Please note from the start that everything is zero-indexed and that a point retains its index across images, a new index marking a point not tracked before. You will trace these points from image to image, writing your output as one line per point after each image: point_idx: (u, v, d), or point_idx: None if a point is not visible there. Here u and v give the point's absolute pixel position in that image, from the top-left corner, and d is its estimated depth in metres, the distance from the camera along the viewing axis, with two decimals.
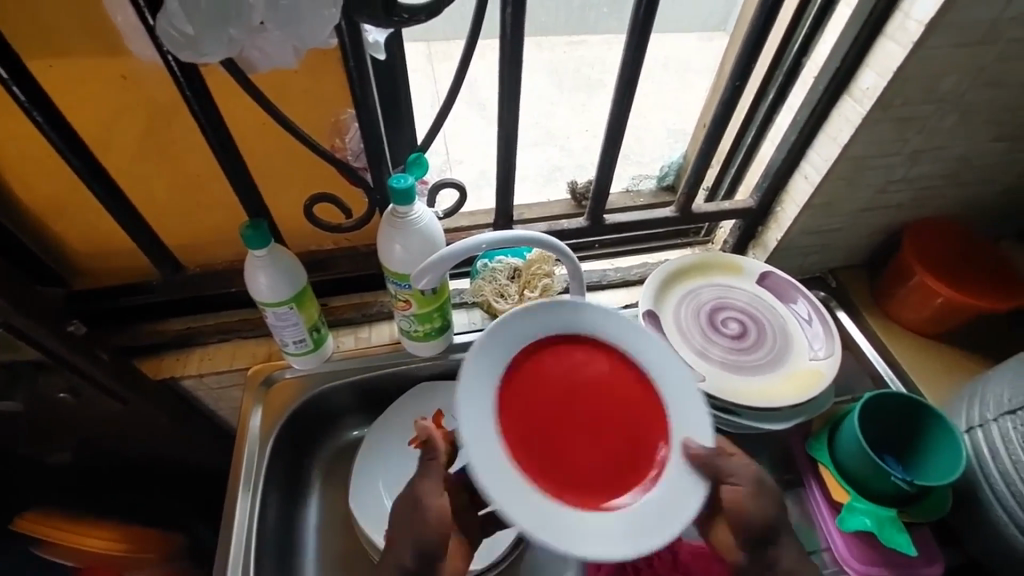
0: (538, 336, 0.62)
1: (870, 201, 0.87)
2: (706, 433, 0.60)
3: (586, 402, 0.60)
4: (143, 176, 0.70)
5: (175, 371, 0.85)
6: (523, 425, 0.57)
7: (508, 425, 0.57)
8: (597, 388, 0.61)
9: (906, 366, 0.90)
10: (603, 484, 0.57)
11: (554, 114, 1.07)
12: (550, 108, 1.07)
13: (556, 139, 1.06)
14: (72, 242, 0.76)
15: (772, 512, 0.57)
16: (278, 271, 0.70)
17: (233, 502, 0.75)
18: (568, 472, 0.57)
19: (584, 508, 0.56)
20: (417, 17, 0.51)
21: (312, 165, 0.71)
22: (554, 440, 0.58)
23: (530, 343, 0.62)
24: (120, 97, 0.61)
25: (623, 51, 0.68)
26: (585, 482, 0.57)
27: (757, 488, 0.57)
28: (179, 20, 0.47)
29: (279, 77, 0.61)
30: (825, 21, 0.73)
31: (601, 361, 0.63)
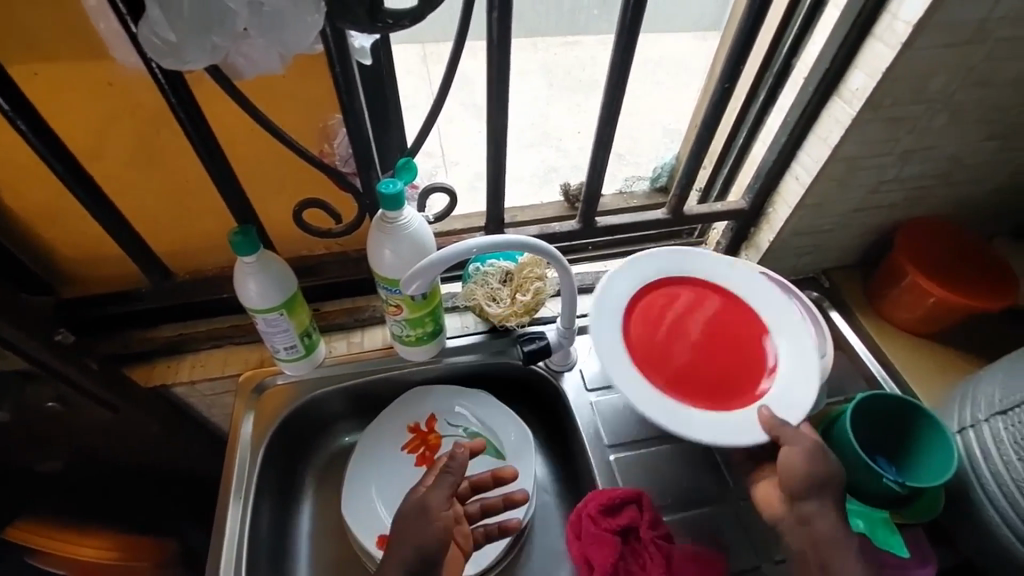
0: (655, 276, 0.82)
1: (862, 202, 0.87)
2: (805, 378, 0.73)
3: (706, 331, 0.78)
4: (131, 183, 0.70)
5: (166, 379, 0.84)
6: (655, 336, 0.78)
7: (638, 333, 0.78)
8: (717, 325, 0.79)
9: (899, 366, 0.90)
10: (711, 391, 0.74)
11: (550, 115, 1.07)
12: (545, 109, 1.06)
13: (551, 140, 1.07)
14: (60, 250, 0.76)
15: (824, 478, 0.64)
16: (268, 278, 0.70)
17: (224, 508, 0.75)
18: (694, 377, 0.75)
19: (694, 403, 0.73)
20: (402, 22, 0.50)
21: (301, 170, 0.71)
22: (680, 351, 0.77)
23: (651, 280, 0.82)
24: (106, 103, 0.61)
25: (612, 53, 0.68)
26: (698, 386, 0.74)
27: (815, 454, 0.65)
28: (162, 28, 0.47)
29: (265, 83, 0.61)
30: (814, 22, 0.73)
31: (721, 307, 0.81)
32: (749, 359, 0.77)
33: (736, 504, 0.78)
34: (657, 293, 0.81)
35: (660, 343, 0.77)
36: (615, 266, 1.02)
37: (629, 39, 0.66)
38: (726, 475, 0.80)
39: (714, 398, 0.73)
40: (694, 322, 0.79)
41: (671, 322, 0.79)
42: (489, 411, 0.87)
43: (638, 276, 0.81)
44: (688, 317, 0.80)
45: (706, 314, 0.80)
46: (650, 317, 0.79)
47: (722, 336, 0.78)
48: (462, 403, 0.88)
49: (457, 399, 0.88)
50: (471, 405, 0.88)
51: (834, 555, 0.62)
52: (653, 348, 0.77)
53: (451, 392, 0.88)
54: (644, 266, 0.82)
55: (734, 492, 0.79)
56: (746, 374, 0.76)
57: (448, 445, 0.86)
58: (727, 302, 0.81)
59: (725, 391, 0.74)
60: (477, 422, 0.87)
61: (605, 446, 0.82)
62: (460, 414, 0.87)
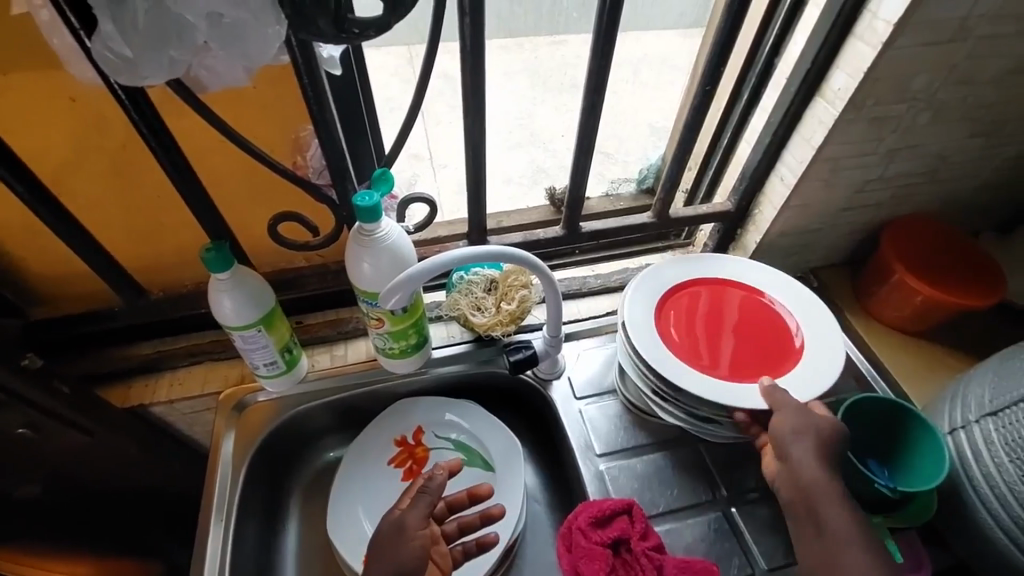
0: (696, 276, 0.85)
1: (848, 202, 0.86)
2: (823, 360, 0.76)
3: (738, 321, 0.81)
4: (97, 200, 0.67)
5: (144, 399, 0.82)
6: (687, 321, 0.81)
7: (672, 316, 0.81)
8: (748, 318, 0.82)
9: (888, 365, 0.90)
10: (733, 368, 0.76)
11: (536, 114, 1.06)
12: (531, 108, 1.06)
13: (540, 140, 1.07)
14: (27, 270, 0.73)
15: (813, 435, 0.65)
16: (244, 294, 0.68)
17: (205, 531, 0.73)
18: (721, 356, 0.78)
19: (713, 374, 0.76)
20: (367, 32, 0.49)
21: (274, 181, 0.69)
22: (709, 335, 0.80)
23: (690, 278, 0.85)
24: (65, 120, 0.59)
25: (590, 59, 0.67)
26: (722, 363, 0.77)
27: (802, 414, 0.66)
28: (116, 42, 0.45)
29: (233, 95, 0.59)
30: (795, 21, 0.72)
31: (754, 306, 0.83)
32: (777, 341, 0.79)
33: (729, 511, 0.77)
34: (685, 291, 0.84)
35: (692, 337, 0.80)
36: (603, 270, 1.01)
37: (606, 42, 0.65)
38: (717, 482, 0.79)
39: (737, 378, 0.75)
40: (720, 315, 0.82)
41: (699, 318, 0.82)
42: (477, 422, 0.86)
43: (658, 279, 0.83)
44: (713, 312, 0.82)
45: (730, 308, 0.83)
46: (679, 314, 0.82)
47: (748, 325, 0.81)
48: (449, 415, 0.86)
49: (444, 410, 0.87)
50: (458, 416, 0.86)
51: (826, 512, 0.60)
52: (687, 342, 0.79)
53: (438, 403, 0.87)
54: (663, 270, 0.84)
55: (725, 499, 0.77)
56: (772, 361, 0.77)
57: (436, 458, 0.85)
58: (748, 295, 0.84)
59: (747, 372, 0.76)
60: (465, 433, 0.86)
61: (595, 455, 0.81)
62: (447, 426, 0.86)
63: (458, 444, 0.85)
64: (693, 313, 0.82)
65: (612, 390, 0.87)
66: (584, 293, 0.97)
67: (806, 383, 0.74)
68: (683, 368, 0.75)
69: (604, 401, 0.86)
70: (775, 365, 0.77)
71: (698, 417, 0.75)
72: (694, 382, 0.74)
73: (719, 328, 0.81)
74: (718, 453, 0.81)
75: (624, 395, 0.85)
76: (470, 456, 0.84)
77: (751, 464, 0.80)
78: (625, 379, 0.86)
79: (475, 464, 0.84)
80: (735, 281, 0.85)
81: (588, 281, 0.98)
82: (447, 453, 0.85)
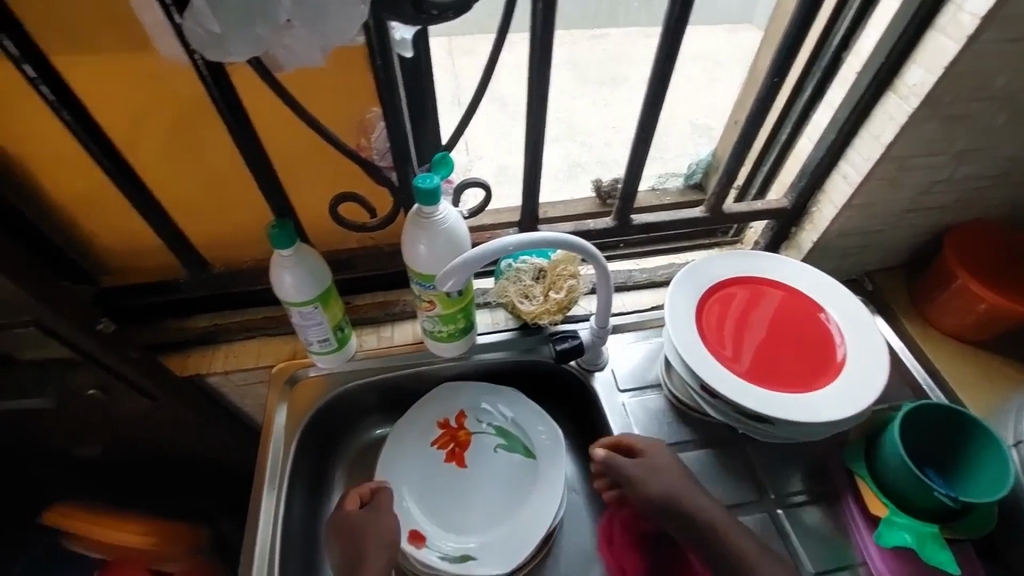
0: (732, 275, 0.83)
1: (912, 203, 0.83)
2: (866, 372, 0.74)
3: (776, 325, 0.80)
4: (169, 175, 0.70)
5: (201, 368, 0.86)
6: (723, 324, 0.80)
7: (709, 318, 0.80)
8: (787, 322, 0.80)
9: (945, 373, 0.86)
10: (771, 374, 0.75)
11: (576, 110, 1.01)
12: (571, 104, 1.01)
13: (575, 135, 1.02)
14: (100, 240, 0.77)
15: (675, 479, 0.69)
16: (304, 271, 0.70)
17: (258, 499, 0.76)
18: (758, 361, 0.77)
19: (748, 380, 0.75)
20: (446, 14, 0.50)
21: (336, 161, 0.71)
22: (746, 339, 0.79)
23: (726, 279, 0.83)
24: (145, 96, 0.61)
25: (656, 50, 0.66)
26: (759, 369, 0.76)
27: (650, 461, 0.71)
28: (207, 19, 0.46)
29: (306, 76, 0.61)
30: (869, 13, 0.70)
31: (793, 308, 0.81)
32: (817, 344, 0.78)
33: (775, 512, 0.75)
34: (724, 291, 0.83)
35: (728, 341, 0.78)
36: (649, 264, 1.00)
37: (675, 35, 0.64)
38: (763, 480, 0.78)
39: (774, 384, 0.74)
40: (756, 317, 0.81)
41: (736, 321, 0.80)
42: (519, 409, 0.86)
43: (696, 280, 0.82)
44: (749, 314, 0.81)
45: (767, 310, 0.81)
46: (714, 317, 0.80)
47: (787, 329, 0.79)
48: (491, 400, 0.87)
49: (488, 395, 0.87)
50: (501, 402, 0.87)
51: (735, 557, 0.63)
52: (724, 346, 0.78)
53: (480, 388, 0.88)
54: (703, 269, 0.83)
55: (771, 500, 0.76)
56: (810, 368, 0.76)
57: (478, 442, 0.86)
58: (786, 294, 0.82)
59: (784, 379, 0.75)
60: (506, 419, 0.86)
61: None
62: (490, 411, 0.87)
63: (499, 430, 0.86)
64: (729, 315, 0.81)
65: (656, 384, 0.86)
66: (629, 286, 0.97)
67: (852, 392, 0.72)
68: (723, 371, 0.75)
69: (648, 395, 0.85)
70: (816, 374, 0.75)
71: (746, 416, 0.74)
72: (732, 386, 0.74)
73: (757, 330, 0.80)
74: (765, 453, 0.80)
75: (669, 389, 0.84)
76: (511, 442, 0.85)
77: (797, 468, 0.79)
78: (671, 372, 0.86)
79: (517, 450, 0.85)
80: (774, 282, 0.83)
81: (633, 274, 0.98)
82: (488, 438, 0.86)
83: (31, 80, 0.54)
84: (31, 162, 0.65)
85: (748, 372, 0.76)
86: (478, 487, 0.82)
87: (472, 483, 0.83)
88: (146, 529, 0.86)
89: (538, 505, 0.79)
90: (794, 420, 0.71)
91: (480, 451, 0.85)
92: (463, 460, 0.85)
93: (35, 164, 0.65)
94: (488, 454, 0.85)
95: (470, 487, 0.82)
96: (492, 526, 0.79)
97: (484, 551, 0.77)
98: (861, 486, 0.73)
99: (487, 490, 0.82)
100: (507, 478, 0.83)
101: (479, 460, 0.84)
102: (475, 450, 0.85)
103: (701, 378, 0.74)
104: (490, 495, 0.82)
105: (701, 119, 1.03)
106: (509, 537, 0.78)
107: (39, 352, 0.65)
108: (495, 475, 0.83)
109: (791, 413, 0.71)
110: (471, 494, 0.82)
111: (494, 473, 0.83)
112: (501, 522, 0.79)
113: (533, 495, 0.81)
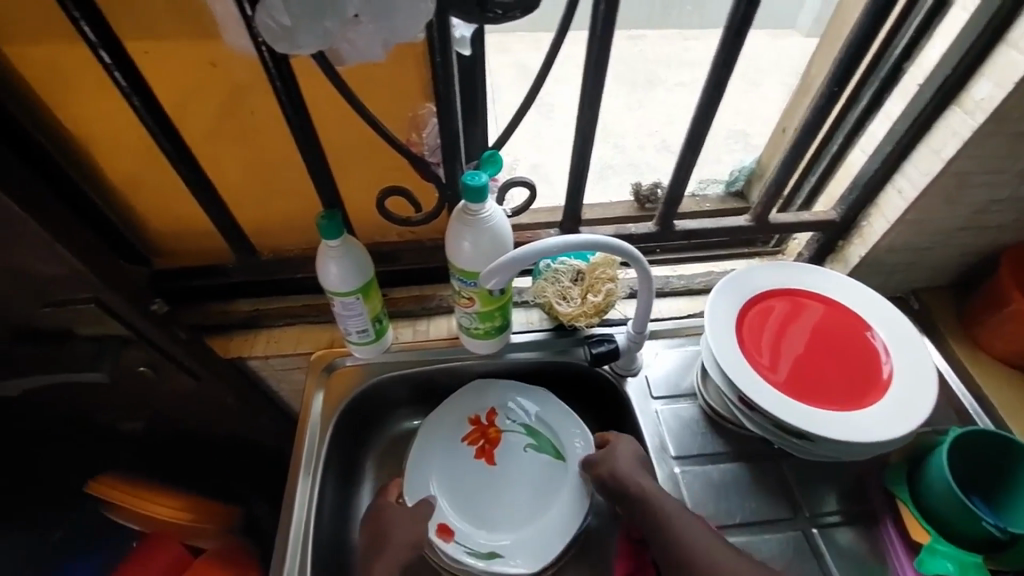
0: (773, 287, 0.82)
1: (968, 221, 0.80)
2: (914, 392, 0.72)
3: (815, 339, 0.78)
4: (226, 162, 0.72)
5: (242, 351, 0.88)
6: (762, 336, 0.79)
7: (747, 329, 0.79)
8: (827, 336, 0.78)
9: (994, 399, 0.83)
10: (811, 391, 0.74)
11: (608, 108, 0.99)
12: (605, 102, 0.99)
13: (608, 137, 0.99)
14: (155, 223, 0.80)
15: (630, 467, 0.71)
16: (349, 262, 0.71)
17: (295, 483, 0.78)
18: (798, 376, 0.75)
19: (787, 395, 0.73)
20: (511, 13, 0.50)
21: (386, 155, 0.72)
22: (785, 352, 0.77)
23: (765, 291, 0.82)
24: (210, 85, 0.63)
25: (713, 57, 0.66)
26: (798, 384, 0.74)
27: (608, 453, 0.74)
28: (278, 12, 0.48)
29: (364, 71, 0.62)
30: (933, 24, 0.68)
31: (835, 323, 0.79)
32: (859, 359, 0.76)
33: (809, 531, 0.74)
34: (763, 302, 0.81)
35: (767, 354, 0.77)
36: (686, 271, 0.98)
37: (735, 41, 0.63)
38: (798, 498, 0.76)
39: (814, 401, 0.73)
40: (797, 330, 0.79)
41: (776, 332, 0.79)
42: (550, 409, 0.86)
43: (737, 289, 0.81)
44: (789, 326, 0.79)
45: (806, 323, 0.79)
46: (754, 329, 0.79)
47: (828, 344, 0.78)
48: (522, 399, 0.87)
49: (520, 393, 0.87)
50: (531, 401, 0.87)
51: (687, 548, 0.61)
52: (762, 359, 0.77)
53: (511, 386, 0.88)
54: (745, 278, 0.81)
55: (805, 518, 0.75)
56: (852, 385, 0.74)
57: (508, 440, 0.86)
58: (828, 308, 0.80)
59: (825, 396, 0.73)
60: (536, 419, 0.87)
61: (671, 457, 0.80)
62: (520, 409, 0.87)
63: (529, 429, 0.86)
64: (769, 327, 0.79)
65: (690, 393, 0.85)
66: (665, 292, 0.96)
67: (897, 412, 0.70)
68: (763, 383, 0.74)
69: (681, 403, 0.84)
70: (859, 392, 0.73)
71: (786, 431, 0.73)
72: (772, 400, 0.72)
73: (796, 344, 0.78)
74: (801, 470, 0.78)
75: (703, 399, 0.83)
76: (541, 442, 0.85)
77: (833, 487, 0.77)
78: (706, 382, 0.85)
79: (547, 451, 0.85)
80: (819, 295, 0.81)
81: (670, 280, 0.97)
82: (518, 437, 0.86)
83: (106, 66, 0.56)
84: (97, 145, 0.68)
85: (789, 385, 0.74)
86: (506, 485, 0.83)
87: (501, 480, 0.83)
88: (182, 504, 0.88)
89: (567, 508, 0.79)
90: (836, 439, 0.69)
91: (510, 449, 0.85)
92: (492, 458, 0.85)
93: (100, 147, 0.68)
94: (518, 452, 0.85)
95: (499, 485, 0.83)
96: (521, 525, 0.79)
97: (512, 549, 0.77)
98: (902, 510, 0.71)
99: (516, 488, 0.82)
100: (536, 478, 0.83)
101: (509, 458, 0.85)
102: (504, 448, 0.86)
103: (741, 390, 0.73)
104: (519, 494, 0.82)
105: (739, 125, 0.99)
106: (537, 538, 0.78)
107: (97, 328, 0.68)
108: (524, 475, 0.83)
109: (833, 431, 0.69)
110: (500, 491, 0.82)
111: (523, 472, 0.83)
112: (530, 522, 0.79)
113: (562, 497, 0.80)
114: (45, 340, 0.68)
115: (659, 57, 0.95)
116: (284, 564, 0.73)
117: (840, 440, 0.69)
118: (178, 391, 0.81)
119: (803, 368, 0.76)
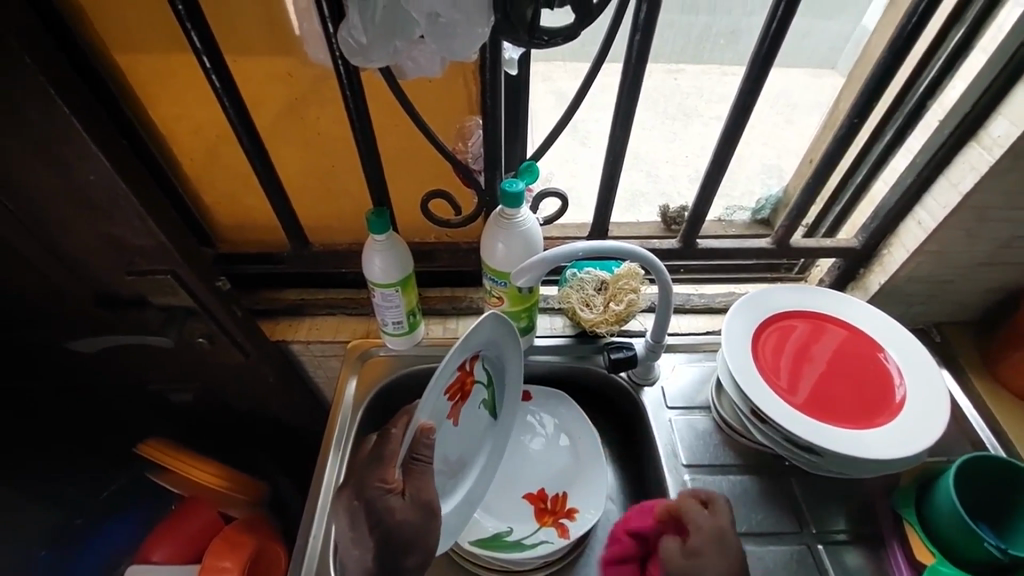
0: (792, 309, 0.85)
1: (990, 255, 0.82)
2: (925, 419, 0.73)
3: (832, 359, 0.81)
4: (290, 158, 0.80)
5: (286, 335, 0.96)
6: (777, 352, 0.81)
7: (762, 345, 0.82)
8: (842, 357, 0.81)
9: (1014, 435, 0.83)
10: (822, 409, 0.76)
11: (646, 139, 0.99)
12: (644, 133, 0.98)
13: (645, 165, 1.00)
14: (220, 212, 0.88)
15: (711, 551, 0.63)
16: (392, 256, 0.77)
17: (325, 459, 0.83)
18: (812, 394, 0.77)
19: (797, 410, 0.76)
20: (555, 40, 0.57)
21: (434, 158, 0.80)
22: (800, 370, 0.80)
23: (782, 312, 0.85)
24: (289, 92, 0.72)
25: (736, 94, 0.73)
26: (811, 400, 0.77)
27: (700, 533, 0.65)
28: (357, 31, 0.56)
29: (423, 85, 0.70)
30: (955, 67, 0.72)
31: (851, 347, 0.81)
32: (873, 382, 0.79)
33: (814, 546, 0.76)
34: (782, 322, 0.84)
35: (783, 369, 0.80)
36: (707, 291, 1.02)
37: (761, 72, 0.69)
38: (806, 517, 0.78)
39: (825, 418, 0.75)
40: (816, 352, 0.81)
41: (793, 350, 0.82)
42: (558, 410, 0.91)
43: (757, 308, 0.84)
44: (807, 346, 0.82)
45: (826, 345, 0.82)
46: (772, 349, 0.82)
47: (844, 366, 0.80)
48: (504, 354, 0.78)
49: (510, 349, 0.78)
50: (509, 354, 0.78)
51: None
52: (777, 373, 0.79)
53: (508, 340, 0.75)
54: (766, 299, 0.85)
55: (812, 534, 0.76)
56: (864, 406, 0.76)
57: (474, 392, 0.76)
58: (849, 334, 0.83)
59: (835, 414, 0.76)
60: (497, 371, 0.79)
61: (682, 464, 0.82)
62: (492, 359, 0.78)
63: (488, 382, 0.79)
64: (788, 348, 0.82)
65: (705, 407, 0.88)
66: (685, 309, 1.00)
67: (904, 435, 0.72)
68: (774, 395, 0.76)
69: (695, 415, 0.87)
70: (869, 413, 0.75)
71: (796, 447, 0.75)
72: (781, 412, 0.75)
73: (812, 364, 0.80)
74: (812, 489, 0.80)
75: (717, 412, 0.86)
76: (490, 397, 0.80)
77: (845, 507, 0.79)
78: (721, 396, 0.87)
79: (486, 404, 0.80)
80: (839, 320, 0.84)
81: (691, 298, 1.00)
82: (480, 390, 0.77)
83: (206, 70, 0.64)
84: (181, 136, 0.76)
85: (802, 402, 0.77)
86: (458, 446, 0.75)
87: (456, 440, 0.75)
88: (221, 473, 0.94)
89: (490, 467, 0.81)
90: (841, 453, 0.71)
91: (471, 403, 0.76)
92: (459, 413, 0.74)
93: (182, 138, 0.77)
94: (473, 408, 0.77)
95: (452, 445, 0.74)
96: (451, 492, 0.75)
97: (449, 521, 0.74)
98: (908, 532, 0.73)
99: (460, 449, 0.76)
100: (476, 434, 0.79)
101: (469, 414, 0.76)
102: (471, 400, 0.75)
103: (753, 401, 0.75)
104: (460, 454, 0.76)
105: (774, 160, 1.00)
106: (464, 503, 0.76)
107: (167, 298, 0.76)
108: (471, 432, 0.78)
109: (842, 449, 0.72)
110: (453, 452, 0.75)
111: (470, 429, 0.77)
112: (459, 485, 0.76)
113: (483, 459, 0.81)
114: (124, 305, 0.76)
115: (689, 91, 0.93)
116: (309, 530, 0.77)
117: (844, 455, 0.71)
118: (227, 367, 0.88)
119: (820, 387, 0.78)
